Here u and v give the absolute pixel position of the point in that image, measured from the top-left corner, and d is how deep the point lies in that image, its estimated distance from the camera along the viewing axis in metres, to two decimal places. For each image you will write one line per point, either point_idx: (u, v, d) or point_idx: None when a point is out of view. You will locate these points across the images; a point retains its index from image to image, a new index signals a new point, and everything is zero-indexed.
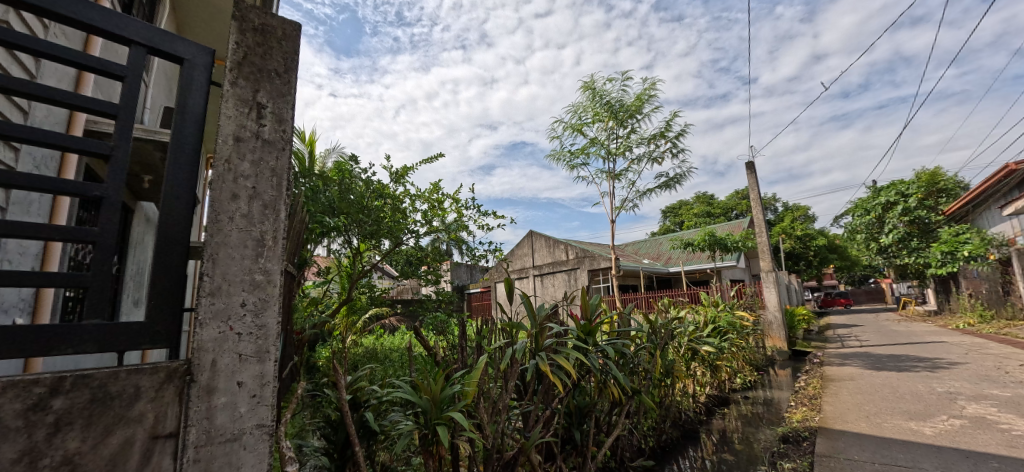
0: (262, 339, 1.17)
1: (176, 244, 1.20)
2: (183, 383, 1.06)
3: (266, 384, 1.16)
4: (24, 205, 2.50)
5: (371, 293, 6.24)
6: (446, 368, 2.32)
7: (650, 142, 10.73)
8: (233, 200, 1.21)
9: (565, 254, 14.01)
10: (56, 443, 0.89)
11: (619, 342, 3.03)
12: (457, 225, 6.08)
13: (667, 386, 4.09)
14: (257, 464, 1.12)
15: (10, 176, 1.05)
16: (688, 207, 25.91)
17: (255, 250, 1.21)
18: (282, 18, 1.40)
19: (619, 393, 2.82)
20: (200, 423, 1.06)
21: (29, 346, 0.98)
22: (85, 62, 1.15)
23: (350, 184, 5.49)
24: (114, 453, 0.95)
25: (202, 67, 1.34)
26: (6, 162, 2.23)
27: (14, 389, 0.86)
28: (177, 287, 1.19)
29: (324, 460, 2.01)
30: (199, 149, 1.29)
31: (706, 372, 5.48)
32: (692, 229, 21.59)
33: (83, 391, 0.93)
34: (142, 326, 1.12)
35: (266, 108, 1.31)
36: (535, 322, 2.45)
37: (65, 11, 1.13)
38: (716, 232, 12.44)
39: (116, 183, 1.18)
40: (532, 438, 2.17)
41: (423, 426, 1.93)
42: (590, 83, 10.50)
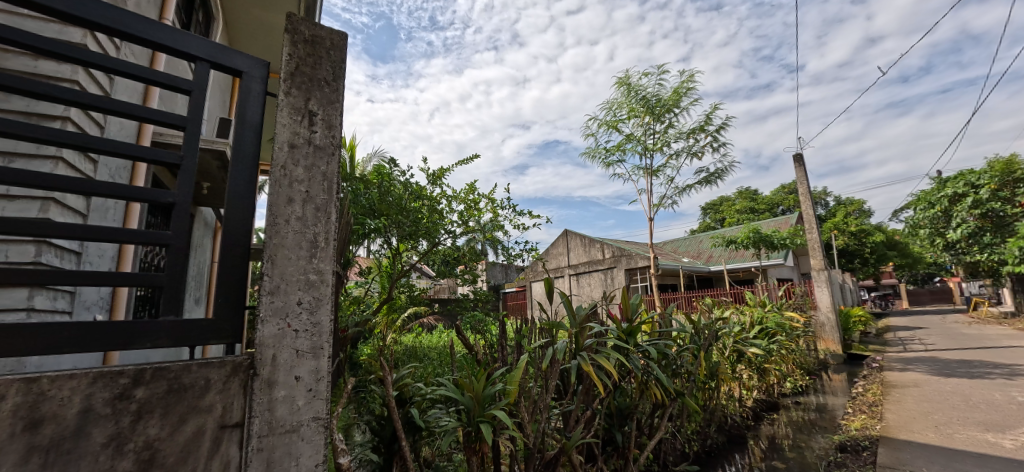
0: (317, 336, 1.23)
1: (239, 245, 1.27)
2: (247, 376, 1.14)
3: (321, 379, 1.22)
4: (102, 211, 2.77)
5: (410, 293, 6.41)
6: (488, 367, 2.34)
7: (689, 137, 10.40)
8: (289, 204, 1.27)
9: (601, 253, 13.82)
10: (139, 429, 0.97)
11: (661, 343, 2.95)
12: (493, 225, 6.13)
13: (711, 389, 3.94)
14: (314, 456, 1.17)
15: (93, 185, 1.15)
16: (730, 203, 24.88)
17: (309, 251, 1.27)
18: (330, 28, 1.46)
19: (662, 395, 2.76)
20: (262, 415, 1.13)
21: (115, 339, 1.07)
22: (155, 78, 1.25)
23: (389, 187, 5.66)
24: (188, 440, 1.02)
25: (259, 78, 1.42)
26: (85, 172, 2.50)
27: (103, 379, 0.95)
28: (240, 287, 1.26)
29: (373, 453, 2.09)
30: (257, 156, 1.37)
31: (753, 376, 5.24)
32: (735, 226, 20.72)
33: (160, 382, 1.01)
34: (210, 323, 1.20)
35: (317, 115, 1.37)
36: (576, 321, 2.42)
37: (138, 32, 1.23)
38: (761, 229, 11.90)
39: (184, 189, 1.28)
40: (574, 438, 2.15)
41: (466, 424, 1.96)
42: (625, 79, 10.31)
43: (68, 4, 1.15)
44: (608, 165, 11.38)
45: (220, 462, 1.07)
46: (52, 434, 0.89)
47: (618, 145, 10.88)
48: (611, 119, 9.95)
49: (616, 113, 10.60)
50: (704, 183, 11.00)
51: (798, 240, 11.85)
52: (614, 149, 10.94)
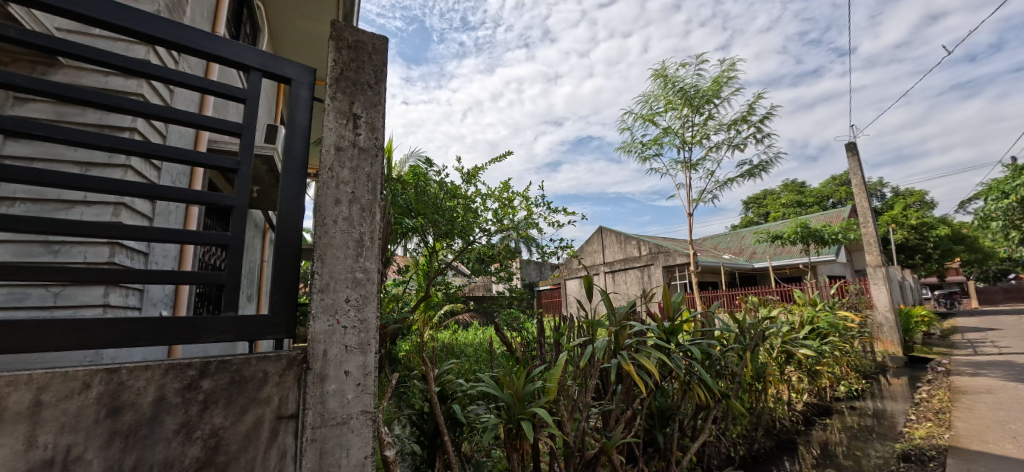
0: (364, 332, 1.27)
1: (290, 245, 1.33)
2: (301, 370, 1.19)
3: (369, 374, 1.26)
4: (166, 215, 2.99)
5: (447, 291, 6.52)
6: (527, 364, 2.34)
7: (730, 129, 10.02)
8: (336, 205, 1.32)
9: (638, 250, 13.55)
10: (205, 418, 1.03)
11: (704, 342, 2.84)
12: (527, 223, 6.13)
13: (758, 391, 3.78)
14: (363, 448, 1.21)
15: (159, 190, 1.23)
16: (774, 196, 23.71)
17: (355, 250, 1.31)
18: (371, 33, 1.51)
19: (705, 396, 2.66)
20: (315, 407, 1.18)
21: (182, 334, 1.15)
22: (213, 89, 1.33)
23: (425, 187, 5.79)
24: (249, 430, 1.08)
25: (306, 85, 1.48)
26: (146, 177, 2.74)
27: (173, 370, 1.01)
28: (293, 285, 1.32)
29: (416, 446, 2.13)
30: (306, 160, 1.43)
31: (803, 379, 4.98)
32: (779, 220, 19.75)
33: (224, 374, 1.07)
34: (267, 319, 1.26)
35: (361, 119, 1.41)
36: (615, 319, 2.36)
37: (197, 46, 1.31)
38: (810, 223, 11.27)
39: (241, 193, 1.34)
40: (614, 438, 2.11)
41: (506, 421, 1.96)
42: (662, 71, 10.04)
43: (137, 21, 1.23)
44: (644, 160, 11.14)
45: (278, 451, 1.12)
46: (130, 421, 0.96)
47: (655, 139, 10.64)
48: (646, 112, 9.73)
49: (652, 107, 10.36)
50: (746, 176, 10.56)
51: (851, 234, 11.13)
52: (650, 144, 10.71)
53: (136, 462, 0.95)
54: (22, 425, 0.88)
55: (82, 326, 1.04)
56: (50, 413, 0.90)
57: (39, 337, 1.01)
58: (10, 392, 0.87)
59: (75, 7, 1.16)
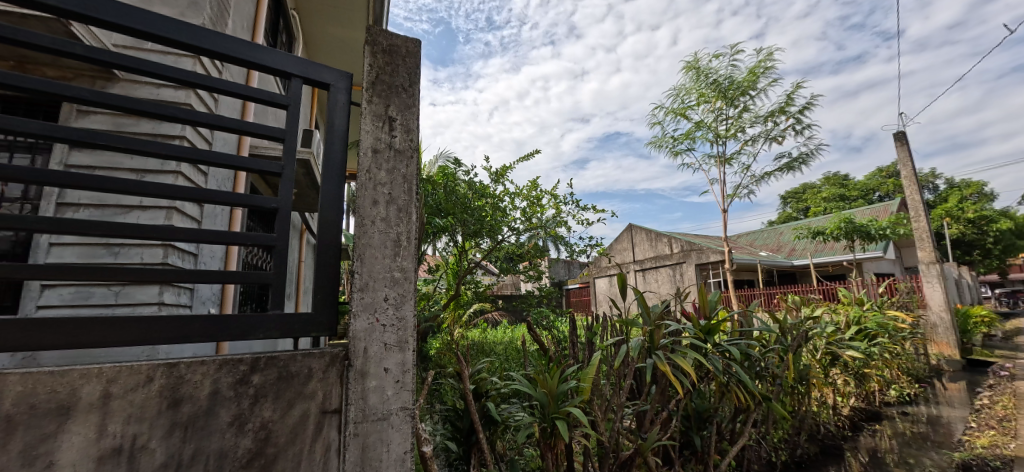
0: (402, 330, 1.30)
1: (331, 246, 1.37)
2: (343, 367, 1.23)
3: (407, 371, 1.28)
4: (213, 217, 3.16)
5: (476, 289, 6.58)
6: (560, 363, 2.33)
7: (766, 121, 9.66)
8: (374, 205, 1.35)
9: (669, 248, 13.25)
10: (256, 410, 1.08)
11: (743, 343, 2.72)
12: (556, 221, 6.11)
13: (800, 394, 3.62)
14: (403, 443, 1.24)
15: (209, 193, 1.29)
16: (815, 190, 22.65)
17: (393, 250, 1.34)
18: (404, 37, 1.53)
19: (745, 398, 2.57)
20: (357, 403, 1.21)
21: (233, 331, 1.20)
22: (258, 96, 1.38)
23: (454, 187, 5.87)
24: (296, 423, 1.13)
25: (343, 89, 1.52)
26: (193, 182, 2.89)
27: (225, 364, 1.06)
28: (335, 284, 1.36)
29: (452, 443, 2.16)
30: (344, 164, 1.46)
31: (849, 382, 4.74)
32: (821, 215, 18.83)
33: (272, 369, 1.12)
34: (310, 317, 1.30)
35: (396, 121, 1.44)
36: (650, 319, 2.30)
37: (242, 55, 1.37)
38: (854, 218, 10.70)
39: (285, 196, 1.39)
40: (650, 440, 2.07)
41: (541, 419, 1.96)
42: (694, 62, 9.78)
43: (188, 34, 1.30)
44: (675, 155, 10.91)
45: (323, 444, 1.16)
46: (189, 412, 1.01)
47: (687, 133, 10.40)
48: (678, 106, 9.51)
49: (684, 100, 10.11)
50: (785, 170, 10.14)
51: (901, 229, 10.48)
52: (682, 138, 10.48)
53: (195, 451, 1.01)
54: (93, 415, 0.94)
55: (145, 323, 1.11)
56: (118, 403, 0.96)
57: (109, 332, 1.08)
58: (83, 385, 0.94)
59: (133, 23, 1.23)
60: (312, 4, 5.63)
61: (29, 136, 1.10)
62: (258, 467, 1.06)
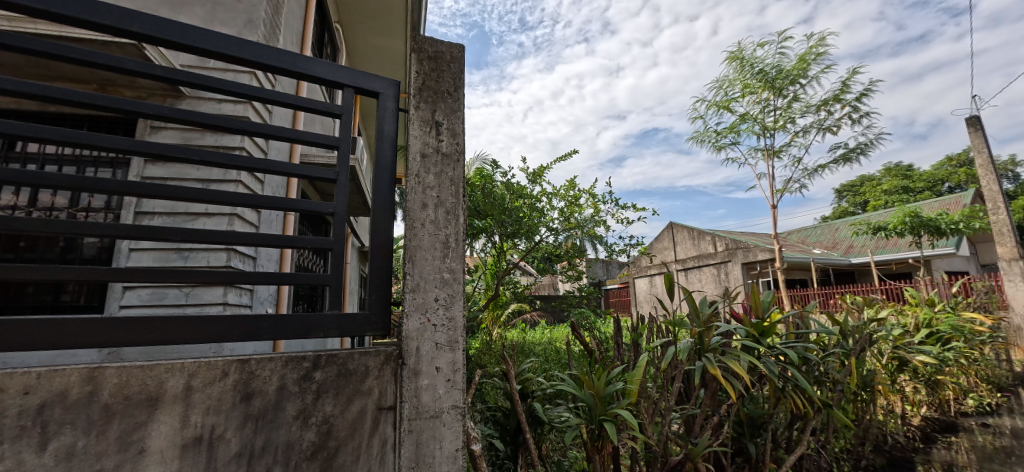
0: (452, 330, 1.33)
1: (384, 249, 1.42)
2: (397, 364, 1.27)
3: (458, 370, 1.31)
4: (269, 222, 3.35)
5: (515, 290, 6.60)
6: (605, 364, 2.30)
7: (819, 111, 9.13)
8: (423, 208, 1.38)
9: (713, 247, 12.86)
10: (318, 406, 1.14)
11: (800, 345, 2.57)
12: (594, 221, 6.04)
13: (863, 401, 3.37)
14: (455, 441, 1.26)
15: (273, 201, 1.36)
16: (874, 182, 21.12)
17: (442, 252, 1.37)
18: (449, 43, 1.57)
19: (804, 404, 2.43)
20: (410, 400, 1.25)
21: (296, 329, 1.27)
22: (313, 107, 1.44)
23: (491, 189, 5.94)
24: (355, 419, 1.18)
25: (391, 97, 1.56)
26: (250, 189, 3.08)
27: (290, 361, 1.13)
28: (387, 285, 1.41)
29: (499, 442, 2.18)
30: (394, 169, 1.51)
31: (919, 390, 4.38)
32: (882, 209, 17.52)
33: (331, 366, 1.17)
34: (366, 317, 1.35)
35: (442, 125, 1.47)
36: (699, 320, 2.21)
37: (298, 68, 1.44)
38: (921, 212, 9.87)
39: (341, 201, 1.46)
40: (700, 446, 2.00)
41: (588, 421, 1.94)
42: (738, 53, 9.38)
43: (250, 52, 1.39)
44: (719, 150, 10.52)
45: (379, 439, 1.21)
46: (259, 405, 1.08)
47: (731, 126, 10.01)
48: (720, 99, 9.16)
49: (727, 92, 9.74)
50: (840, 162, 9.53)
51: (977, 223, 9.55)
52: (725, 132, 10.11)
53: (264, 442, 1.07)
54: (177, 406, 1.02)
55: (219, 322, 1.19)
56: (198, 396, 1.04)
57: (188, 330, 1.16)
58: (168, 378, 1.02)
59: (204, 45, 1.33)
60: (354, 16, 5.87)
61: (116, 151, 1.20)
62: (321, 459, 1.12)
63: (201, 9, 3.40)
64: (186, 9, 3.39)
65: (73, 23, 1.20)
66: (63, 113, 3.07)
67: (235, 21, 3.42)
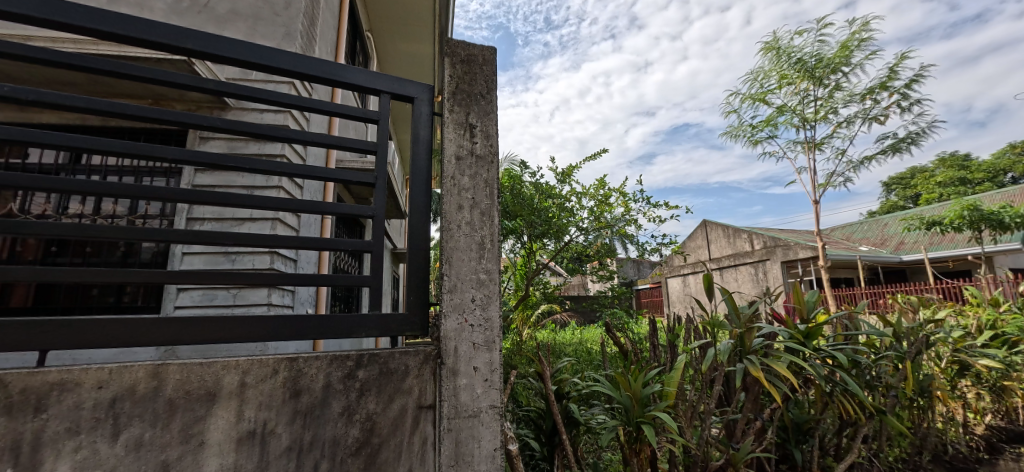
0: (489, 330, 1.34)
1: (421, 251, 1.45)
2: (436, 364, 1.30)
3: (495, 370, 1.32)
4: (308, 226, 3.49)
5: (545, 290, 6.59)
6: (641, 366, 2.25)
7: (864, 100, 8.66)
8: (459, 210, 1.40)
9: (749, 245, 12.44)
10: (362, 403, 1.18)
11: (849, 347, 2.44)
12: (625, 220, 5.95)
13: (919, 408, 3.16)
14: (493, 440, 1.28)
15: (315, 204, 1.41)
16: (926, 174, 19.80)
17: (478, 253, 1.38)
18: (481, 46, 1.58)
19: (854, 410, 2.29)
20: (449, 400, 1.27)
21: (340, 329, 1.31)
22: (352, 113, 1.49)
23: (519, 190, 5.97)
24: (396, 417, 1.21)
25: (425, 101, 1.59)
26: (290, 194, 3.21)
27: (336, 360, 1.17)
28: (425, 285, 1.43)
29: (536, 443, 2.18)
30: (430, 171, 1.53)
31: (984, 397, 4.06)
32: (936, 203, 16.39)
33: (373, 365, 1.21)
34: (405, 317, 1.38)
35: (477, 128, 1.49)
36: (740, 321, 2.12)
37: (337, 76, 1.48)
38: (981, 205, 9.18)
39: (380, 204, 1.49)
40: (743, 451, 1.93)
41: (626, 423, 1.91)
42: (773, 43, 9.02)
43: (293, 63, 1.44)
44: (754, 144, 10.17)
45: (420, 437, 1.24)
46: (307, 402, 1.13)
47: (767, 120, 9.65)
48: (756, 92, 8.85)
49: (763, 84, 9.40)
50: (888, 153, 9.00)
51: None
52: (761, 126, 9.75)
53: (313, 438, 1.11)
54: (233, 401, 1.07)
55: (268, 322, 1.24)
56: (251, 392, 1.09)
57: (238, 328, 1.22)
58: (225, 374, 1.08)
59: (251, 58, 1.39)
60: (384, 23, 6.02)
61: (173, 161, 1.28)
62: (365, 455, 1.16)
63: (243, 25, 3.58)
64: (230, 24, 3.57)
65: (133, 42, 1.28)
66: (122, 127, 3.30)
67: (274, 34, 3.57)
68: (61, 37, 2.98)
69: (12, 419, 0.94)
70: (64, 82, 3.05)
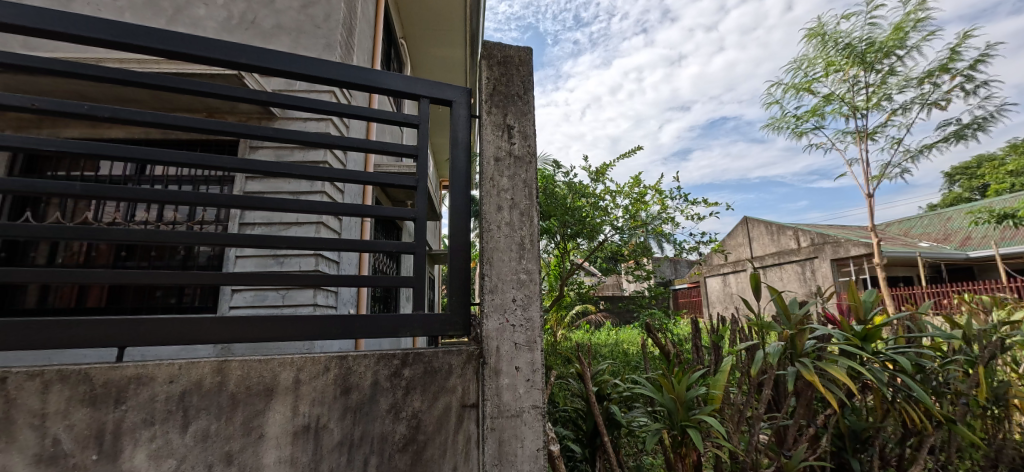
0: (530, 330, 1.34)
1: (461, 253, 1.47)
2: (478, 363, 1.31)
3: (537, 370, 1.32)
4: (349, 229, 3.62)
5: (579, 290, 6.52)
6: (685, 368, 2.18)
7: (921, 84, 8.06)
8: (499, 211, 1.41)
9: (795, 242, 11.84)
10: (407, 401, 1.21)
11: (913, 350, 2.26)
12: (661, 218, 5.81)
13: (994, 419, 2.90)
14: (536, 440, 1.28)
15: (360, 208, 1.45)
16: (996, 163, 18.17)
17: (518, 253, 1.39)
18: (516, 46, 1.58)
19: (920, 418, 2.13)
20: (492, 399, 1.28)
21: (386, 329, 1.35)
22: (393, 119, 1.53)
23: (552, 190, 5.95)
24: (441, 414, 1.24)
25: (463, 104, 1.61)
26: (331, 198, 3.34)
27: (383, 358, 1.21)
28: (467, 285, 1.45)
29: (577, 445, 2.15)
30: (469, 172, 1.55)
31: None
32: (1009, 194, 15.00)
33: (418, 364, 1.24)
34: (448, 317, 1.40)
35: (514, 128, 1.49)
36: (791, 322, 2.01)
37: (377, 82, 1.53)
38: None
39: (421, 207, 1.53)
40: (795, 458, 1.83)
41: (671, 427, 1.85)
42: (818, 28, 8.54)
43: (337, 72, 1.50)
44: (799, 136, 9.68)
45: (464, 435, 1.26)
46: (357, 398, 1.17)
47: (813, 110, 9.16)
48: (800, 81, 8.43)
49: (807, 73, 8.93)
50: (951, 141, 8.34)
51: None
52: (807, 116, 9.27)
53: (362, 433, 1.15)
54: (289, 397, 1.13)
55: (319, 321, 1.30)
56: (306, 387, 1.14)
57: (292, 328, 1.28)
58: (281, 371, 1.13)
59: (299, 69, 1.46)
60: (416, 29, 6.15)
61: (230, 169, 1.35)
62: (412, 452, 1.18)
63: (287, 38, 3.75)
64: (275, 39, 3.76)
65: (194, 59, 1.37)
66: (181, 139, 3.55)
67: (316, 45, 3.73)
68: (127, 58, 3.24)
69: (97, 409, 1.02)
70: (130, 100, 3.32)
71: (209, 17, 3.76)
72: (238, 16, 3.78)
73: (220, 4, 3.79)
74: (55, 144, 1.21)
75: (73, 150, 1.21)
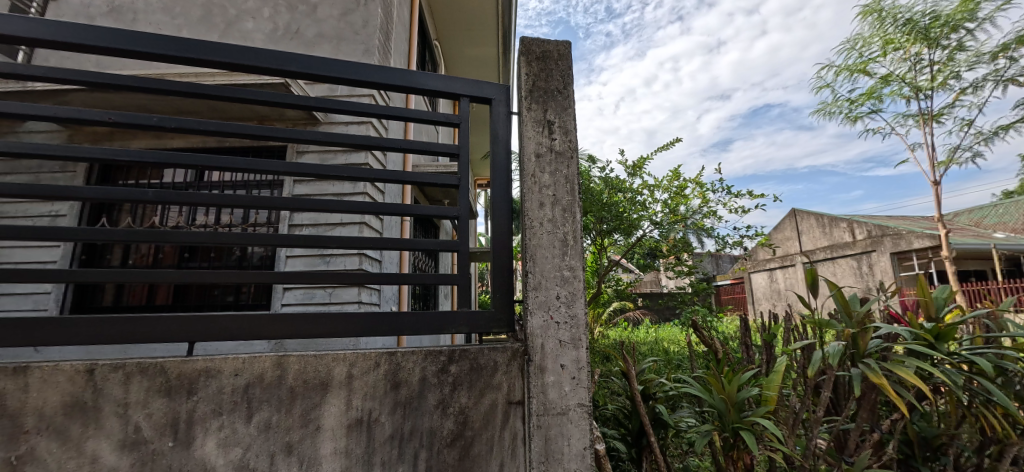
0: (575, 328, 1.33)
1: (504, 251, 1.47)
2: (523, 360, 1.31)
3: (582, 368, 1.30)
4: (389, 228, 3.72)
5: (617, 287, 6.42)
6: (735, 367, 2.09)
7: (995, 59, 7.34)
8: (541, 207, 1.40)
9: (849, 235, 11.12)
10: (454, 397, 1.23)
11: (993, 351, 2.06)
12: (702, 211, 5.61)
13: None
14: (582, 439, 1.26)
15: (405, 207, 1.49)
16: None
17: (562, 250, 1.38)
18: (555, 41, 1.57)
19: (1002, 425, 1.94)
20: (538, 396, 1.27)
21: (433, 325, 1.38)
22: (435, 119, 1.55)
23: (588, 185, 5.88)
24: (487, 411, 1.25)
25: (502, 101, 1.61)
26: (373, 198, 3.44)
27: (430, 354, 1.23)
28: (509, 283, 1.45)
29: (621, 444, 2.12)
30: (509, 169, 1.56)
31: None
32: None
33: (464, 361, 1.26)
34: (492, 314, 1.41)
35: (555, 123, 1.48)
36: (853, 320, 1.88)
37: (419, 83, 1.55)
38: None
39: (463, 205, 1.54)
40: (858, 463, 1.72)
41: (721, 429, 1.79)
42: (874, 5, 7.93)
43: (380, 75, 1.53)
44: (853, 121, 9.05)
45: (510, 432, 1.27)
46: (406, 394, 1.20)
47: (868, 93, 8.54)
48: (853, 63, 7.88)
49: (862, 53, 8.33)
50: None
51: None
52: (862, 100, 8.65)
53: (412, 427, 1.18)
54: (342, 390, 1.17)
55: (369, 318, 1.34)
56: (358, 382, 1.18)
57: (344, 324, 1.32)
58: (335, 366, 1.18)
59: (344, 74, 1.50)
60: (450, 30, 6.22)
61: (283, 173, 1.42)
62: (459, 447, 1.20)
63: (328, 45, 3.89)
64: (317, 46, 3.91)
65: (249, 69, 1.45)
66: (235, 146, 3.77)
67: (355, 51, 3.84)
68: (186, 72, 3.48)
69: (172, 399, 1.11)
70: (189, 111, 3.56)
71: (257, 29, 3.96)
72: (283, 27, 3.96)
73: (266, 16, 3.99)
74: (129, 154, 1.31)
75: (145, 159, 1.31)
